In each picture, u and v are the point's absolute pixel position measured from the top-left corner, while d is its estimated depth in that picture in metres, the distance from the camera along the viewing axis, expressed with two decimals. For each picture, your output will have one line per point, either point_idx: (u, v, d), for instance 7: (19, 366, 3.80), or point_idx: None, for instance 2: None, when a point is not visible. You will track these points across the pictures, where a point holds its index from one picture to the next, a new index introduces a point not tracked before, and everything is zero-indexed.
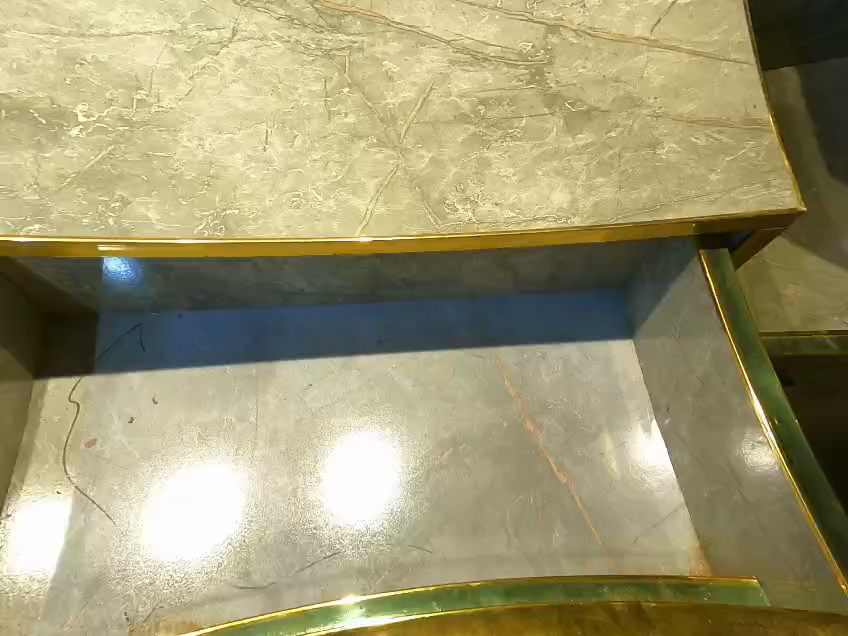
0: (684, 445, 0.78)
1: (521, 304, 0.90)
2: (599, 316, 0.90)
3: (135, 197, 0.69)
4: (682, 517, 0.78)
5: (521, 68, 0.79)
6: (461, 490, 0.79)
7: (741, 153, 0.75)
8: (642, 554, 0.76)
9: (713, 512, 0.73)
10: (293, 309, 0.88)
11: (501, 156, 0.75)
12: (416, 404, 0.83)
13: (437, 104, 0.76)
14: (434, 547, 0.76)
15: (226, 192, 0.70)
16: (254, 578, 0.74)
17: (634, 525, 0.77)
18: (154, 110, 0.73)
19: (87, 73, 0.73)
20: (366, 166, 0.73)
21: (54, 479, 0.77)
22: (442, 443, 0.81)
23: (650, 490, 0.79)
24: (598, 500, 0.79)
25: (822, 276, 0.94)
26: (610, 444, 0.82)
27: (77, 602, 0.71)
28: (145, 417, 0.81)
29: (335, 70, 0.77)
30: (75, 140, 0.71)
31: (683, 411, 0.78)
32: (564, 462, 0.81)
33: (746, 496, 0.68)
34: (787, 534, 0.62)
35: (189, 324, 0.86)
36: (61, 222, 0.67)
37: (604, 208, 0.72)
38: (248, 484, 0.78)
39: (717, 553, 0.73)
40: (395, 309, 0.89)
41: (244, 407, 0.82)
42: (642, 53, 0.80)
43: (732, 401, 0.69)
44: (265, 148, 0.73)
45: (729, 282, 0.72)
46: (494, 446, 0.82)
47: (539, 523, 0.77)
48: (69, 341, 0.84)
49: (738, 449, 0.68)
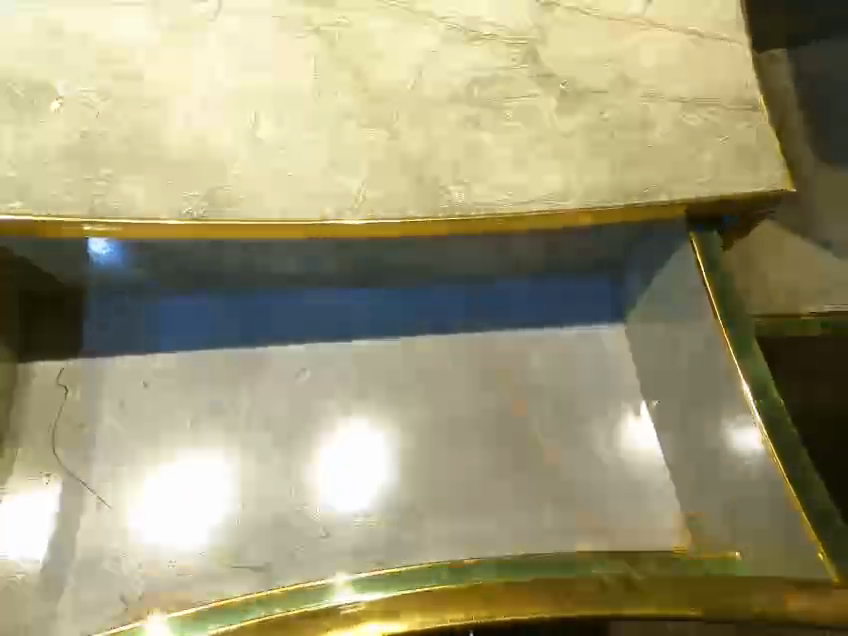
0: (674, 427, 0.80)
1: (524, 288, 0.90)
2: (598, 302, 0.90)
3: (120, 176, 0.68)
4: (668, 498, 0.80)
5: (515, 47, 0.77)
6: (454, 470, 0.80)
7: (731, 135, 0.75)
8: (626, 534, 0.77)
9: (700, 490, 0.76)
10: (292, 294, 0.86)
11: (495, 136, 0.73)
12: (412, 386, 0.84)
13: (430, 85, 0.75)
14: (427, 528, 0.77)
15: (215, 173, 0.69)
16: (248, 559, 0.74)
17: (622, 503, 0.79)
18: (137, 85, 0.70)
19: (65, 45, 0.71)
20: (358, 148, 0.72)
21: (43, 462, 0.76)
22: (440, 425, 0.83)
23: (639, 469, 0.81)
24: (589, 481, 0.80)
25: (807, 256, 0.95)
26: (602, 424, 0.84)
27: (72, 583, 0.72)
28: (136, 401, 0.80)
29: (324, 46, 0.74)
30: (55, 115, 0.69)
31: (673, 394, 0.80)
32: (555, 443, 0.82)
33: (734, 479, 0.70)
34: (768, 506, 0.65)
35: (184, 310, 0.85)
36: (44, 200, 0.66)
37: (596, 189, 0.72)
38: (243, 469, 0.78)
39: (700, 532, 0.75)
40: (394, 294, 0.88)
41: (236, 393, 0.82)
42: (636, 31, 0.79)
43: (721, 381, 0.71)
44: (255, 127, 0.71)
45: (718, 267, 0.74)
46: (491, 429, 0.83)
47: (533, 505, 0.79)
48: (50, 322, 0.82)
49: (725, 430, 0.71)
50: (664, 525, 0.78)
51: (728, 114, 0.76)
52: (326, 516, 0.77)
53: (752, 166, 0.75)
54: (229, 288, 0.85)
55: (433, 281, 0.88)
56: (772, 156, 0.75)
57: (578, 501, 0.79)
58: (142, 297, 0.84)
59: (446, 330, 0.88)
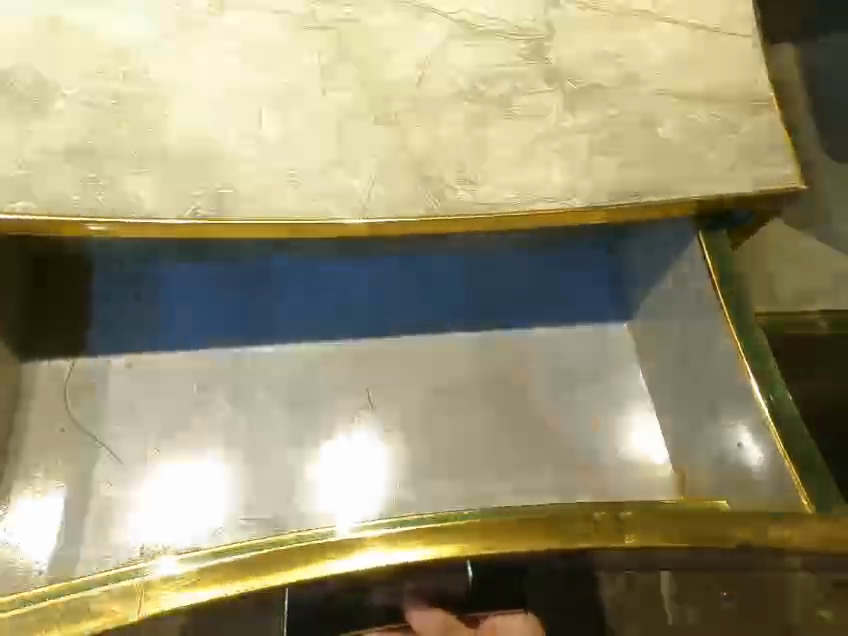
0: (668, 388, 0.83)
1: (524, 259, 0.91)
2: (598, 274, 0.91)
3: (125, 175, 0.67)
4: (661, 452, 0.84)
5: (521, 42, 0.76)
6: (456, 433, 0.83)
7: (741, 132, 0.75)
8: (619, 489, 0.82)
9: (692, 447, 0.80)
10: (293, 266, 0.87)
11: (502, 134, 0.73)
12: (414, 353, 0.86)
13: (436, 82, 0.74)
14: (426, 489, 0.80)
15: (220, 173, 0.68)
16: (257, 513, 0.77)
17: (616, 460, 0.83)
18: (142, 83, 0.70)
19: (69, 42, 0.70)
20: (364, 145, 0.71)
21: (55, 438, 0.77)
22: (440, 390, 0.85)
23: (634, 427, 0.85)
24: (584, 442, 0.84)
25: (815, 255, 0.96)
26: (599, 388, 0.87)
27: (84, 561, 0.73)
28: (144, 363, 0.82)
29: (330, 42, 0.74)
30: (59, 114, 0.68)
31: (668, 356, 0.83)
32: (553, 407, 0.85)
33: (726, 438, 0.74)
34: (763, 461, 0.68)
35: (184, 275, 0.85)
36: (49, 199, 0.65)
37: (605, 188, 0.72)
38: (252, 438, 0.81)
39: (691, 483, 0.80)
40: (392, 266, 0.89)
41: (243, 383, 0.83)
42: (644, 27, 0.78)
43: (718, 344, 0.74)
44: (260, 124, 0.70)
45: (720, 248, 0.75)
46: (491, 389, 0.86)
47: (535, 463, 0.83)
48: (54, 320, 0.82)
49: (720, 392, 0.74)
50: (654, 483, 0.82)
51: (737, 110, 0.76)
52: (327, 503, 0.79)
53: (762, 164, 0.74)
54: (229, 254, 0.85)
55: (432, 253, 0.89)
56: (782, 152, 0.75)
57: (571, 462, 0.83)
58: (143, 265, 0.84)
59: (447, 301, 0.89)
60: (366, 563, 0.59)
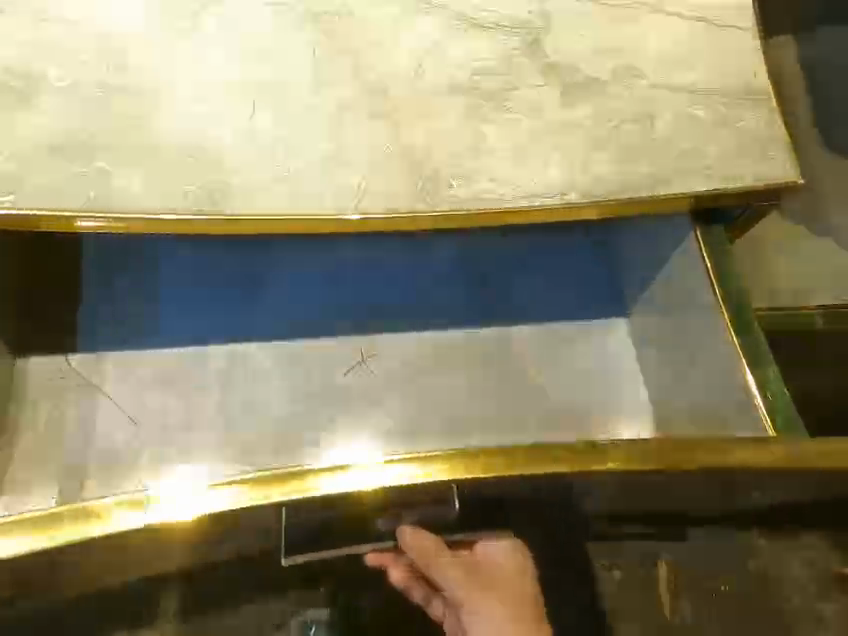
0: (652, 341, 0.84)
1: (521, 234, 0.92)
2: (596, 250, 0.92)
3: (116, 168, 0.66)
4: (643, 399, 0.86)
5: (517, 36, 0.75)
6: (442, 389, 0.84)
7: (739, 127, 0.75)
8: (599, 431, 0.84)
9: (672, 392, 0.82)
10: (292, 243, 0.89)
11: (498, 128, 0.72)
12: (402, 312, 0.87)
13: (431, 75, 0.73)
14: (414, 437, 0.82)
15: (213, 167, 0.67)
16: None
17: (601, 411, 0.85)
18: (131, 74, 0.69)
19: (57, 33, 0.69)
20: (358, 139, 0.70)
21: (49, 430, 0.77)
22: (427, 348, 0.86)
23: (619, 381, 0.86)
24: (570, 396, 0.85)
25: (812, 250, 0.95)
26: (586, 345, 0.88)
27: None
28: (138, 340, 0.82)
29: (323, 35, 0.73)
30: (47, 106, 0.67)
31: (653, 312, 0.84)
32: (542, 363, 0.86)
33: (707, 384, 0.76)
34: (734, 404, 0.72)
35: (183, 249, 0.86)
36: (37, 193, 0.64)
37: (602, 182, 0.71)
38: (246, 426, 0.80)
39: (666, 427, 0.82)
40: (389, 239, 0.90)
41: (234, 374, 0.82)
42: (642, 20, 0.77)
43: (701, 297, 0.76)
44: (253, 118, 0.69)
45: (714, 236, 0.76)
46: (478, 347, 0.87)
47: (519, 420, 0.84)
48: (46, 316, 0.81)
49: (707, 342, 0.75)
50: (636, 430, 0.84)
51: (735, 105, 0.75)
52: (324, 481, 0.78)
53: (759, 159, 0.74)
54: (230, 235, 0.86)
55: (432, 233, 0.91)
56: (779, 147, 0.74)
57: (557, 416, 0.84)
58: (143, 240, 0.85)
59: (444, 278, 0.89)
60: (361, 482, 0.62)
